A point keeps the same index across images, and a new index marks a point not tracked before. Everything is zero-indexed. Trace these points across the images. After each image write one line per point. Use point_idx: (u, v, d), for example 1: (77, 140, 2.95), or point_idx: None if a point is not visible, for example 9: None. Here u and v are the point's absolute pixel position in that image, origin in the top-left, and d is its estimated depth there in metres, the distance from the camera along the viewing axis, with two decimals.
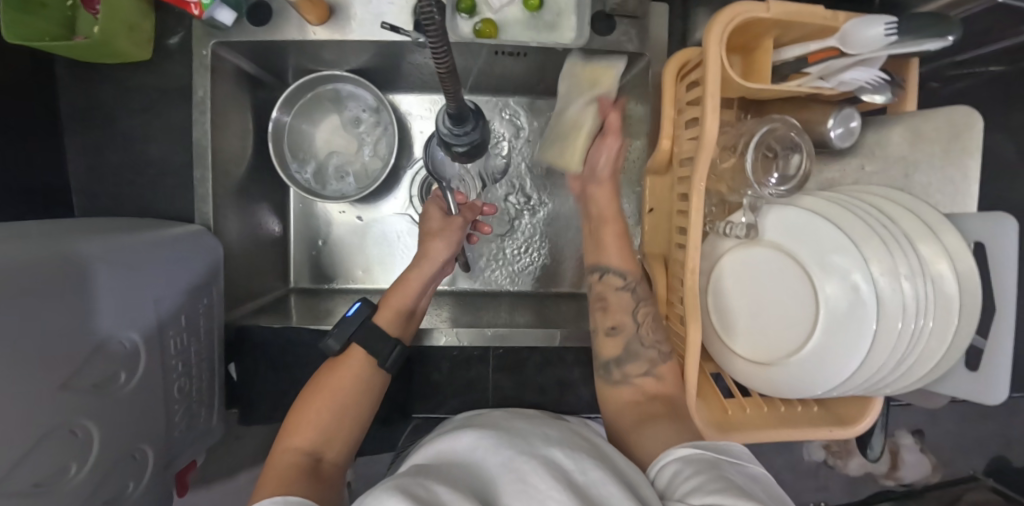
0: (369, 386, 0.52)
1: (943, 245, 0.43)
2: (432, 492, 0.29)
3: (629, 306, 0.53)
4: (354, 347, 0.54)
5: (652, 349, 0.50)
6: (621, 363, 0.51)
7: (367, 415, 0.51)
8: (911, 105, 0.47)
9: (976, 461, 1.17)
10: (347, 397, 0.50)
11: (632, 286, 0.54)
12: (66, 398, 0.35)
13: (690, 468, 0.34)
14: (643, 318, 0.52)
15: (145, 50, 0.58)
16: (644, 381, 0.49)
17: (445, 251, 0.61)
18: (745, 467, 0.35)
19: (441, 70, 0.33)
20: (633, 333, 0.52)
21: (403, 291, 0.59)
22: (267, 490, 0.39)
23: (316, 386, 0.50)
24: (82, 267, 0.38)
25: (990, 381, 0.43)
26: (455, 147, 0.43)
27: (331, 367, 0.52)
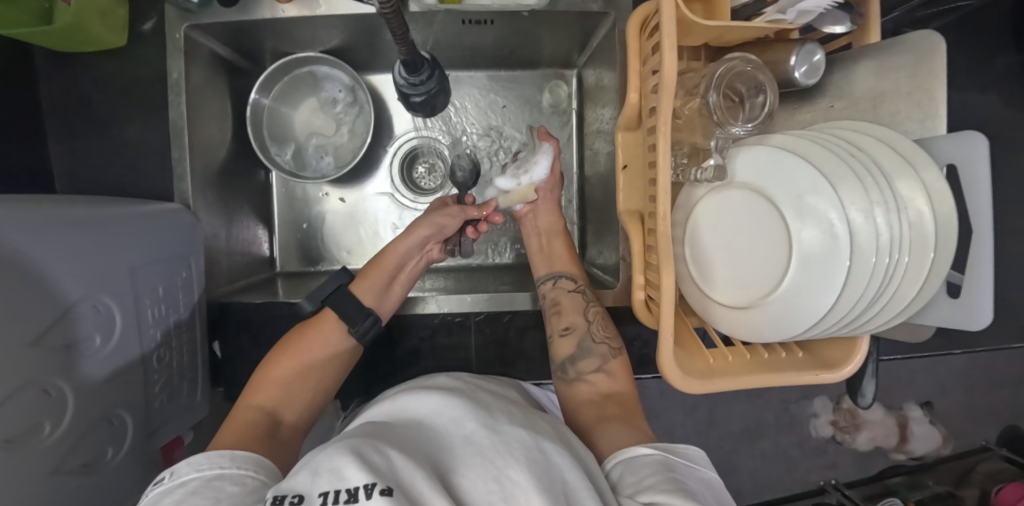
0: (333, 354, 0.59)
1: (921, 180, 0.42)
2: (386, 452, 0.31)
3: (579, 308, 0.61)
4: (327, 311, 0.61)
5: (602, 345, 0.58)
6: (575, 361, 0.58)
7: (328, 381, 0.58)
8: (876, 35, 0.47)
9: (988, 432, 1.14)
10: (310, 360, 0.57)
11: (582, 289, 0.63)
12: (36, 355, 0.36)
13: (648, 467, 0.38)
14: (592, 317, 0.60)
15: (118, 35, 0.60)
16: (596, 379, 0.56)
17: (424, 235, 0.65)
18: (698, 471, 0.39)
19: (385, 9, 0.37)
20: (585, 331, 0.59)
21: (382, 266, 0.64)
22: (226, 437, 0.45)
23: (283, 349, 0.57)
24: (54, 231, 0.40)
25: (974, 306, 0.42)
26: (414, 95, 0.56)
27: (303, 329, 0.60)
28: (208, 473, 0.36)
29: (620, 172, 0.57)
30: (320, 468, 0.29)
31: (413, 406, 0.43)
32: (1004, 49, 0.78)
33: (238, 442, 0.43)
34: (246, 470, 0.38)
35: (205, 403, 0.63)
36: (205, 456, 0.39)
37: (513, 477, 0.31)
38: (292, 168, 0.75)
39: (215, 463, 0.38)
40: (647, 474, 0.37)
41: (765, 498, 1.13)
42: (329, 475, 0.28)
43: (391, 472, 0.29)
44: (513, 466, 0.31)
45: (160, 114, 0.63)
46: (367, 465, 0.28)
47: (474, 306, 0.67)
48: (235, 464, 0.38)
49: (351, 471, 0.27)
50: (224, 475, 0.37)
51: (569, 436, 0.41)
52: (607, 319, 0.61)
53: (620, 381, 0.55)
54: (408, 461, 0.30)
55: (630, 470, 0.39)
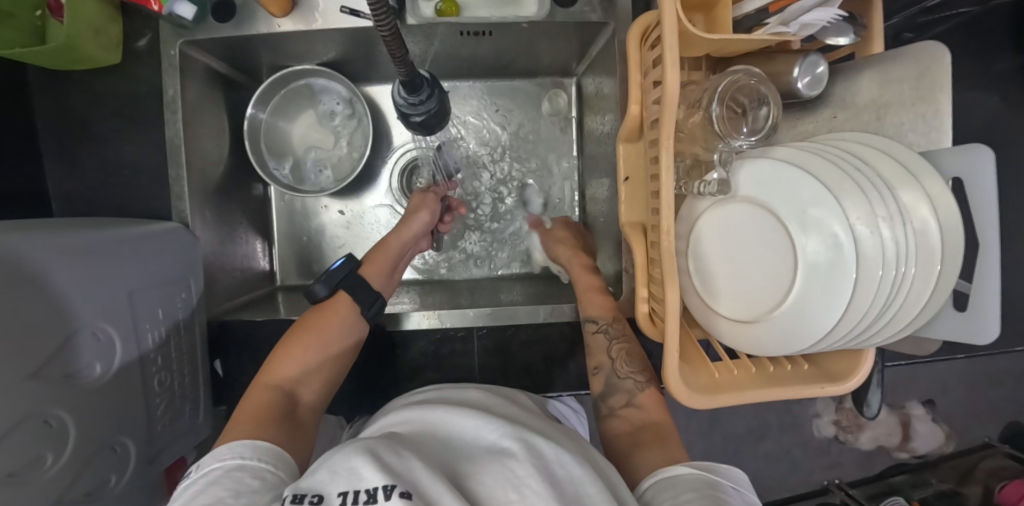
0: (350, 336, 0.59)
1: (924, 190, 0.42)
2: (402, 456, 0.30)
3: (604, 346, 0.60)
4: (341, 294, 0.61)
5: (628, 380, 0.57)
6: (605, 398, 0.57)
7: (343, 363, 0.58)
8: (879, 46, 0.47)
9: (991, 429, 1.14)
10: (328, 342, 0.57)
11: (605, 327, 0.60)
12: (37, 387, 0.36)
13: (686, 485, 0.38)
14: (617, 355, 0.58)
15: (112, 53, 0.59)
16: (627, 413, 0.54)
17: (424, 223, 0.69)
18: (739, 491, 0.39)
19: (384, 32, 0.36)
20: (610, 369, 0.58)
21: (387, 252, 0.66)
22: (244, 420, 0.45)
23: (301, 329, 0.57)
24: (50, 260, 0.39)
25: (979, 320, 0.42)
26: (414, 116, 0.56)
27: (320, 311, 0.59)
28: (229, 463, 0.37)
29: (622, 184, 0.58)
30: (337, 466, 0.29)
31: (425, 416, 0.42)
32: (1005, 48, 0.78)
33: (256, 430, 0.42)
34: (264, 462, 0.38)
35: (208, 423, 0.63)
36: (229, 447, 0.39)
37: (533, 486, 0.30)
38: (291, 182, 0.75)
39: (238, 454, 0.38)
40: (683, 491, 0.37)
41: (768, 499, 1.13)
42: (346, 474, 0.27)
43: (407, 475, 0.28)
44: (533, 476, 0.31)
45: (156, 132, 0.62)
46: (385, 466, 0.27)
47: (477, 321, 0.66)
48: (257, 456, 0.38)
49: (369, 471, 0.27)
50: (245, 467, 0.37)
51: (592, 453, 0.40)
52: (633, 354, 0.59)
53: (653, 413, 0.53)
54: (424, 466, 0.30)
55: (666, 488, 0.39)
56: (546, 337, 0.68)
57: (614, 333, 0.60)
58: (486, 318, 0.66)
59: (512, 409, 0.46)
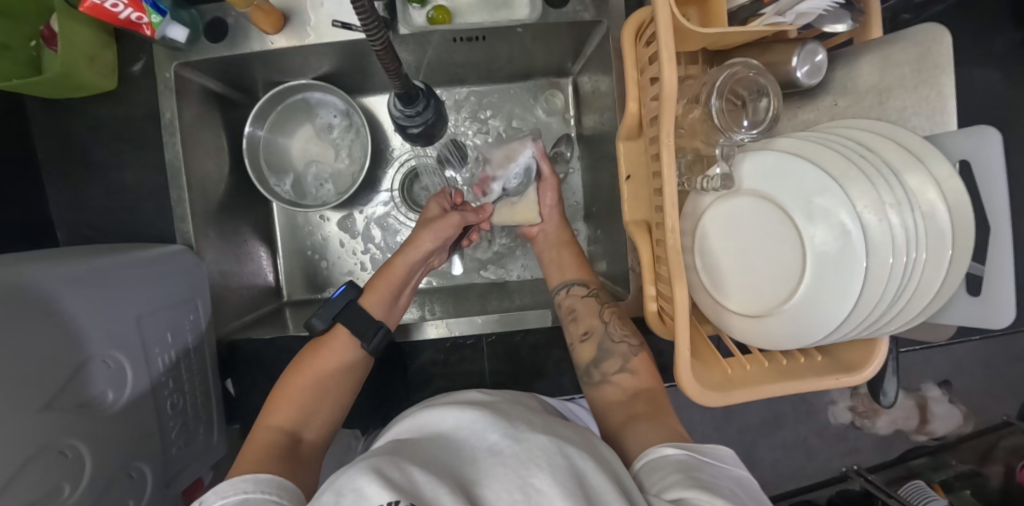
0: (348, 369, 0.59)
1: (930, 173, 0.41)
2: (408, 470, 0.30)
3: (594, 311, 0.63)
4: (340, 327, 0.61)
5: (621, 344, 0.59)
6: (599, 363, 0.59)
7: (344, 399, 0.59)
8: (877, 30, 0.46)
9: (1009, 406, 1.13)
10: (325, 378, 0.57)
11: (595, 293, 0.65)
12: (51, 418, 0.36)
13: (673, 465, 0.38)
14: (609, 318, 0.62)
15: (108, 80, 0.59)
16: (621, 378, 0.57)
17: (433, 242, 0.65)
18: (729, 470, 0.38)
19: (376, 44, 0.36)
20: (603, 333, 0.61)
21: (388, 278, 0.64)
22: (248, 458, 0.46)
23: (297, 368, 0.58)
24: (52, 292, 0.39)
25: (995, 304, 0.41)
26: (411, 127, 0.56)
27: (317, 347, 0.59)
28: (233, 499, 0.37)
29: (624, 183, 0.57)
30: (341, 489, 0.28)
31: (437, 422, 0.42)
32: (1004, 24, 0.77)
33: (257, 467, 0.43)
34: (268, 494, 0.39)
35: (222, 442, 0.63)
36: (232, 483, 0.39)
37: (539, 485, 0.30)
38: (292, 197, 0.75)
39: (240, 489, 0.38)
40: (670, 472, 0.37)
41: (787, 488, 1.13)
42: (350, 496, 0.27)
43: (413, 487, 0.28)
44: (538, 475, 0.31)
45: (155, 155, 0.62)
46: (392, 481, 0.27)
47: (485, 327, 0.68)
48: (259, 488, 0.39)
49: (373, 489, 0.27)
50: (248, 500, 0.37)
51: (596, 443, 0.40)
52: (621, 320, 0.63)
53: (645, 379, 0.56)
54: (430, 477, 0.30)
55: (656, 469, 0.39)
56: (556, 340, 0.68)
57: (603, 298, 0.64)
58: (495, 325, 0.68)
59: (519, 407, 0.46)
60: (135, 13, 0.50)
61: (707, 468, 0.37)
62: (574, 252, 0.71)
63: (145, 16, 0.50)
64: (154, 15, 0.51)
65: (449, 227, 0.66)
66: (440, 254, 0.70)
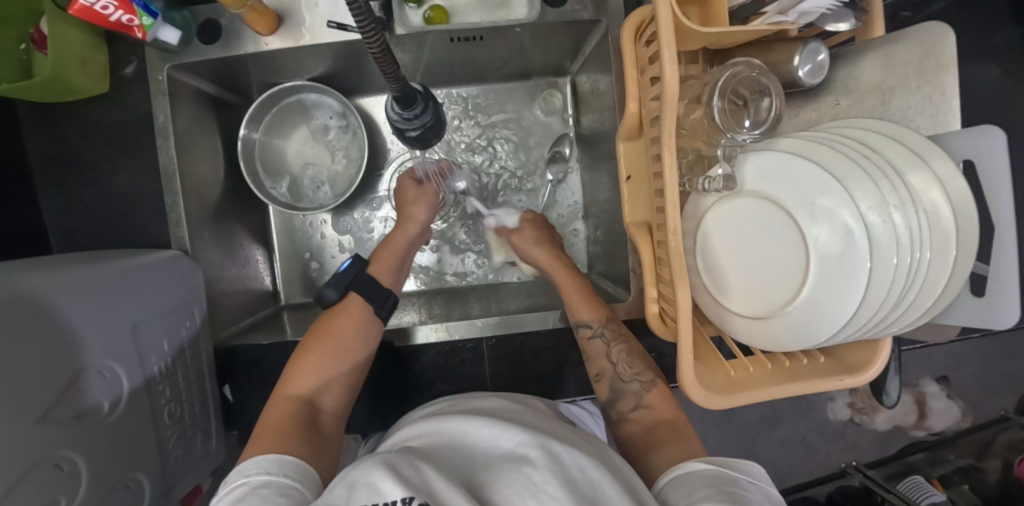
0: (365, 337, 0.58)
1: (934, 172, 0.41)
2: (420, 468, 0.30)
3: (602, 351, 0.59)
4: (352, 295, 0.60)
5: (633, 382, 0.56)
6: (615, 403, 0.56)
7: (364, 363, 0.57)
8: (880, 27, 0.45)
9: (1007, 401, 1.13)
10: (342, 342, 0.56)
11: (601, 332, 0.59)
12: (45, 430, 0.35)
13: (700, 480, 0.38)
14: (618, 357, 0.57)
15: (100, 83, 0.58)
16: (638, 415, 0.54)
17: (425, 215, 0.70)
18: (759, 486, 0.38)
19: (374, 48, 0.36)
20: (613, 373, 0.57)
21: (394, 248, 0.67)
22: (266, 436, 0.45)
23: (313, 334, 0.57)
24: (49, 300, 0.39)
25: (998, 305, 0.41)
26: (409, 130, 0.55)
27: (332, 314, 0.59)
28: (256, 479, 0.37)
29: (624, 184, 0.57)
30: (354, 483, 0.28)
31: (440, 428, 0.41)
32: (1004, 21, 0.77)
33: (280, 447, 0.42)
34: (290, 478, 0.38)
35: (221, 449, 0.62)
36: (256, 461, 0.40)
37: (552, 492, 0.30)
38: (289, 200, 0.74)
39: (262, 469, 0.39)
40: (699, 487, 0.37)
41: (788, 485, 1.13)
42: (363, 491, 0.27)
43: (427, 486, 0.28)
44: (551, 481, 0.31)
45: (149, 159, 0.61)
46: (403, 477, 0.27)
47: (485, 331, 0.66)
48: (282, 470, 0.39)
49: (386, 484, 0.26)
50: (270, 482, 0.37)
51: (609, 453, 0.40)
52: (633, 353, 0.58)
53: (663, 412, 0.53)
54: (443, 477, 0.29)
55: (683, 484, 0.39)
56: (557, 342, 0.67)
57: (611, 335, 0.59)
58: (496, 330, 0.66)
59: (527, 414, 0.45)
60: (126, 15, 0.49)
61: (738, 484, 0.37)
62: (576, 285, 0.65)
63: (137, 18, 0.49)
64: (146, 17, 0.50)
65: (426, 197, 0.71)
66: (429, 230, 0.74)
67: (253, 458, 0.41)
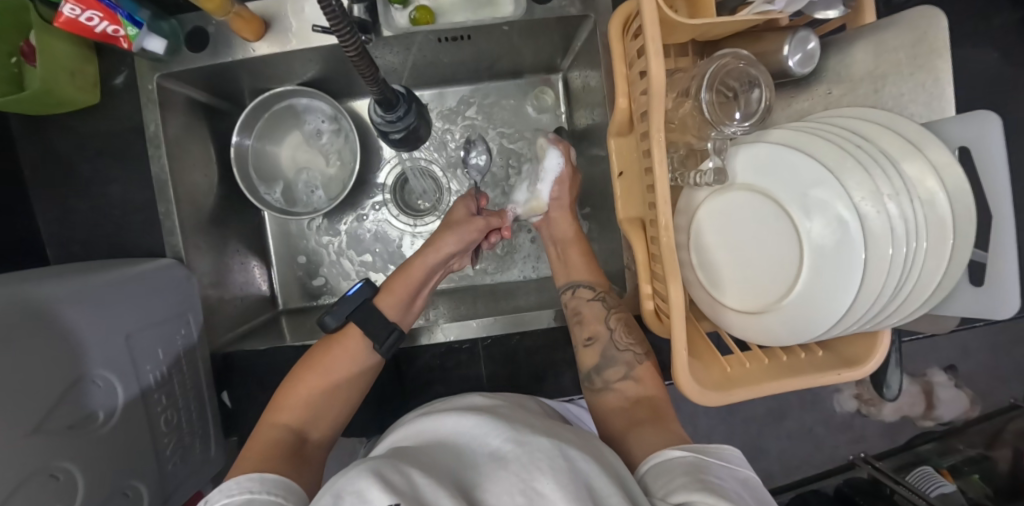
0: (358, 371, 0.58)
1: (929, 161, 0.40)
2: (407, 473, 0.29)
3: (602, 315, 0.60)
4: (352, 327, 0.59)
5: (627, 352, 0.57)
6: (601, 371, 0.57)
7: (353, 393, 0.57)
8: (871, 14, 0.45)
9: (1015, 389, 1.12)
10: (337, 377, 0.56)
11: (602, 296, 0.61)
12: (40, 441, 0.36)
13: (680, 468, 0.38)
14: (615, 324, 0.58)
15: (90, 94, 0.58)
16: (623, 386, 0.55)
17: (454, 245, 0.63)
18: (734, 471, 0.38)
19: (350, 50, 0.35)
20: (609, 340, 0.58)
21: (407, 279, 0.61)
22: (252, 458, 0.45)
23: (310, 364, 0.56)
24: (43, 313, 0.39)
25: (998, 293, 0.40)
26: (393, 132, 0.55)
27: (329, 344, 0.58)
28: (237, 498, 0.37)
29: (617, 180, 0.56)
30: (342, 491, 0.28)
31: (434, 430, 0.41)
32: (1002, 3, 0.75)
33: (263, 467, 0.43)
34: (270, 494, 0.39)
35: (220, 454, 0.63)
36: (236, 480, 0.40)
37: (541, 490, 0.29)
38: (283, 205, 0.74)
39: (246, 487, 0.39)
40: (677, 476, 0.37)
41: (794, 478, 1.11)
42: (350, 500, 0.26)
43: (413, 491, 0.27)
44: (540, 479, 0.30)
45: (141, 168, 0.62)
46: (390, 485, 0.27)
47: (480, 331, 0.66)
48: (265, 488, 0.39)
49: (372, 492, 0.26)
50: (253, 500, 0.37)
51: (599, 446, 0.40)
52: (630, 325, 0.59)
53: (648, 387, 0.54)
54: (429, 480, 0.29)
55: (663, 472, 0.38)
56: (554, 341, 0.67)
57: (611, 302, 0.61)
58: (492, 330, 0.66)
59: (518, 410, 0.45)
60: (111, 26, 0.49)
61: (714, 469, 0.37)
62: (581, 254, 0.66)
63: (121, 29, 0.50)
64: (130, 27, 0.50)
65: (470, 231, 0.63)
66: (461, 258, 0.67)
67: (237, 477, 0.41)
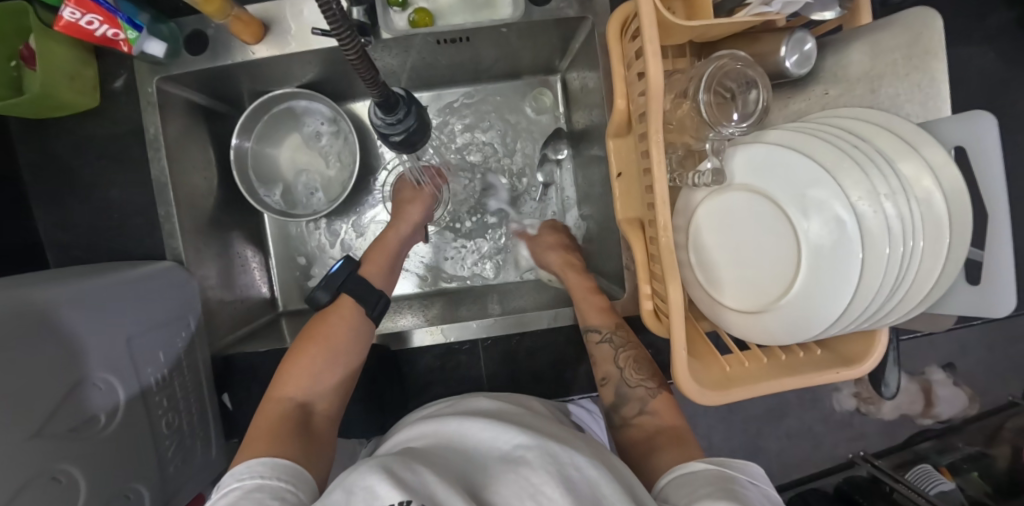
0: (357, 336, 0.58)
1: (925, 160, 0.40)
2: (418, 471, 0.30)
3: (611, 356, 0.58)
4: (344, 298, 0.60)
5: (639, 388, 0.55)
6: (618, 408, 0.56)
7: (357, 362, 0.57)
8: (867, 15, 0.45)
9: (1014, 387, 1.13)
10: (336, 345, 0.56)
11: (609, 336, 0.59)
12: (41, 445, 0.36)
13: (703, 478, 0.38)
14: (626, 363, 0.57)
15: (89, 98, 0.59)
16: (642, 421, 0.53)
17: (418, 214, 0.71)
18: (759, 487, 0.38)
19: (351, 53, 0.36)
20: (619, 378, 0.57)
21: (384, 251, 0.67)
22: (261, 438, 0.45)
23: (307, 335, 0.56)
24: (46, 316, 0.39)
25: (993, 292, 0.41)
26: (392, 134, 0.55)
27: (322, 315, 0.59)
28: (249, 484, 0.38)
29: (615, 181, 0.56)
30: (352, 487, 0.28)
31: (436, 431, 0.41)
32: (998, 4, 0.76)
33: (271, 449, 0.43)
34: (281, 481, 0.39)
35: (222, 457, 0.63)
36: (247, 466, 0.40)
37: (549, 493, 0.30)
38: (283, 207, 0.74)
39: (257, 472, 0.39)
40: (701, 485, 0.37)
41: (794, 477, 1.12)
42: (361, 495, 0.26)
43: (425, 488, 0.27)
44: (548, 483, 0.31)
45: (141, 171, 0.62)
46: (401, 481, 0.27)
47: (480, 332, 0.66)
48: (277, 475, 0.39)
49: (384, 488, 0.26)
50: (263, 486, 0.38)
51: (606, 453, 0.40)
52: (641, 361, 0.58)
53: (668, 418, 0.52)
54: (438, 479, 0.29)
55: (684, 483, 0.39)
56: (554, 342, 0.67)
57: (619, 341, 0.59)
58: (491, 331, 0.66)
59: (524, 414, 0.45)
60: (111, 30, 0.49)
61: (739, 481, 0.37)
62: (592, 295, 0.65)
63: (121, 32, 0.50)
64: (130, 30, 0.50)
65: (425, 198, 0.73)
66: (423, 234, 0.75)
67: (247, 461, 0.42)
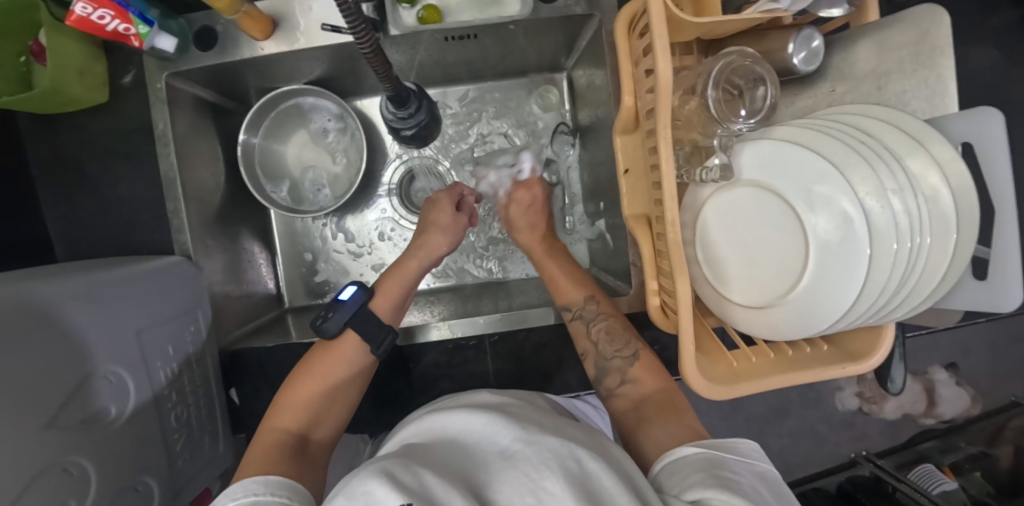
0: (357, 370, 0.58)
1: (932, 156, 0.40)
2: (419, 473, 0.30)
3: (583, 332, 0.59)
4: (349, 332, 0.58)
5: (616, 358, 0.56)
6: (601, 381, 0.56)
7: (352, 393, 0.58)
8: (875, 11, 0.46)
9: (1016, 387, 1.13)
10: (333, 380, 0.56)
11: (580, 312, 0.60)
12: (54, 436, 0.36)
13: (693, 464, 0.38)
14: (598, 336, 0.58)
15: (98, 93, 0.59)
16: (625, 391, 0.54)
17: (443, 246, 0.67)
18: (750, 465, 0.38)
19: (364, 48, 0.36)
20: (596, 353, 0.58)
21: (400, 280, 0.64)
22: (255, 463, 0.45)
23: (307, 368, 0.56)
24: (56, 309, 0.40)
25: (1000, 287, 0.41)
26: (404, 129, 0.56)
27: (325, 349, 0.58)
28: (243, 500, 0.38)
29: (622, 177, 0.56)
30: (354, 492, 0.28)
31: (444, 425, 0.41)
32: (1003, 3, 0.76)
33: (265, 470, 0.43)
34: (276, 496, 0.39)
35: (229, 451, 0.63)
36: (241, 484, 0.40)
37: (551, 489, 0.30)
38: (290, 203, 0.74)
39: (250, 490, 0.39)
40: (691, 472, 0.37)
41: (797, 475, 1.12)
42: (361, 500, 0.26)
43: (424, 491, 0.28)
44: (549, 478, 0.30)
45: (149, 166, 0.62)
46: (400, 484, 0.27)
47: (487, 328, 0.66)
48: (269, 490, 0.39)
49: (383, 491, 0.26)
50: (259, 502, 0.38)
51: (608, 444, 0.40)
52: (612, 330, 0.58)
53: (649, 384, 0.53)
54: (439, 480, 0.29)
55: (677, 469, 0.39)
56: (560, 338, 0.67)
57: (589, 315, 0.59)
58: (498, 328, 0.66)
59: (528, 410, 0.45)
60: (122, 24, 0.49)
61: (728, 464, 0.37)
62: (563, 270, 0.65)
63: (132, 27, 0.50)
64: (141, 25, 0.51)
65: (455, 227, 0.68)
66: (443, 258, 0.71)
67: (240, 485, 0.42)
